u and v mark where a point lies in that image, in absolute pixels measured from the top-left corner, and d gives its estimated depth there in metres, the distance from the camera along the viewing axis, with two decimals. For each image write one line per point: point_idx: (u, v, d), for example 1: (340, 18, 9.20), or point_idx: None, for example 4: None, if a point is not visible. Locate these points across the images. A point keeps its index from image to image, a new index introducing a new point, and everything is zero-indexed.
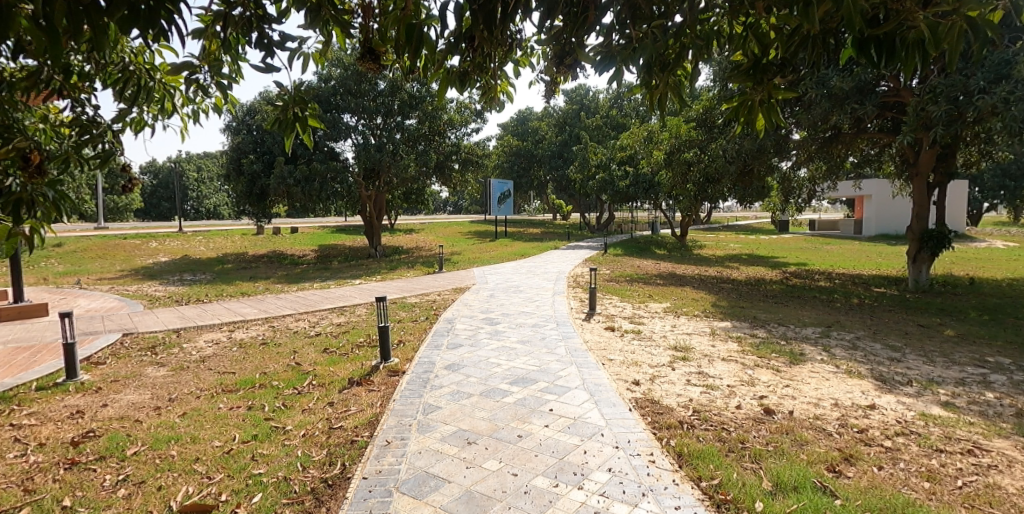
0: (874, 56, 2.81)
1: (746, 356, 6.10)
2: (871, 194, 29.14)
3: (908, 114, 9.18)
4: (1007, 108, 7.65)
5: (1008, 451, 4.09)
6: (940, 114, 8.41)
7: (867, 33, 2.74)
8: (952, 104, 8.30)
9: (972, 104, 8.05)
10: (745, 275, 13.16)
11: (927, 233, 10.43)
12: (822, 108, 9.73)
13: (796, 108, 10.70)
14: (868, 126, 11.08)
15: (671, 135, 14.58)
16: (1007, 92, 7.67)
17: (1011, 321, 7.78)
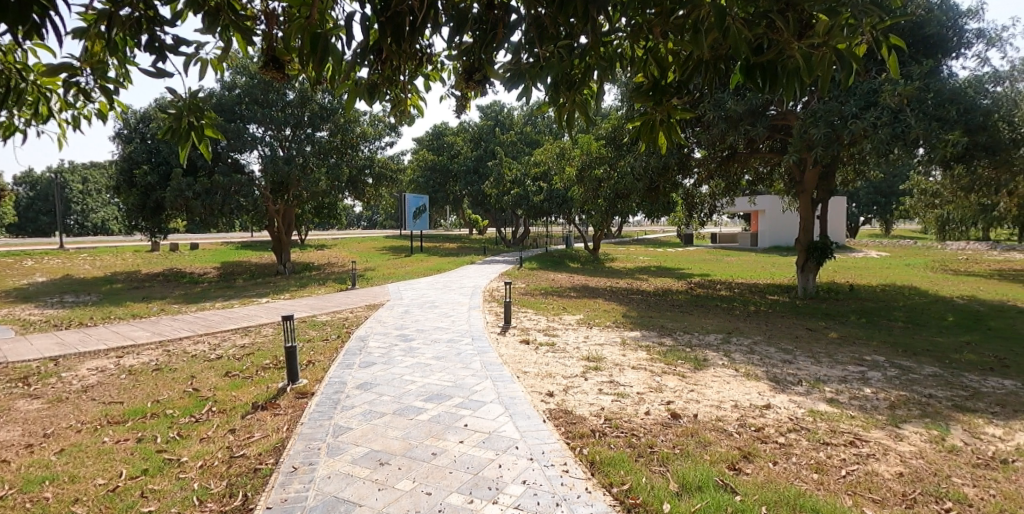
0: (760, 81, 3.19)
1: (654, 364, 6.34)
2: (765, 210, 31.65)
3: (792, 137, 10.02)
4: (875, 132, 8.56)
5: (884, 440, 4.52)
6: (821, 137, 9.20)
7: (754, 60, 3.13)
8: (830, 128, 9.13)
9: (847, 127, 8.90)
10: (653, 286, 13.82)
11: (812, 244, 11.38)
12: (719, 129, 10.39)
13: (696, 129, 11.38)
14: (759, 147, 11.99)
15: (581, 153, 15.06)
16: (875, 118, 8.57)
17: (885, 323, 8.65)
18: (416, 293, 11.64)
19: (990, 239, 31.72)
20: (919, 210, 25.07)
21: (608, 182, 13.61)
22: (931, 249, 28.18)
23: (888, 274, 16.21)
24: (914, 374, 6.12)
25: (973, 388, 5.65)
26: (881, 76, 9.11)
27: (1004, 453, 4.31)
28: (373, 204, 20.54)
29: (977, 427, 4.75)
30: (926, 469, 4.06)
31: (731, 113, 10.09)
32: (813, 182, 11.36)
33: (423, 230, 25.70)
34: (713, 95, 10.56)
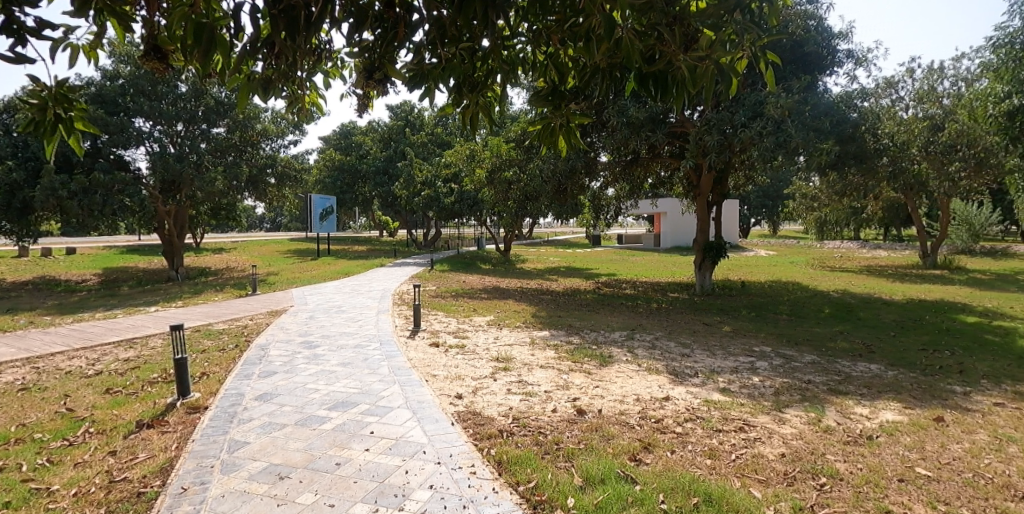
0: (652, 90, 3.43)
1: (562, 362, 6.51)
2: (666, 212, 33.49)
3: (689, 144, 10.63)
4: (761, 140, 9.28)
5: (769, 424, 4.90)
6: (713, 144, 9.86)
7: (646, 69, 3.33)
8: (722, 136, 9.80)
9: (737, 135, 9.60)
10: (562, 286, 14.19)
11: (708, 244, 12.13)
12: (622, 135, 10.83)
13: (602, 133, 11.81)
14: (660, 152, 12.65)
15: (492, 155, 15.16)
16: (761, 128, 9.29)
17: (771, 316, 9.40)
18: (322, 298, 11.22)
19: (858, 238, 35.51)
20: (800, 212, 27.50)
21: (518, 183, 13.81)
22: (810, 248, 31.06)
23: (773, 271, 17.65)
24: (795, 362, 6.69)
25: (843, 373, 6.26)
26: (766, 89, 9.89)
27: (869, 429, 4.80)
28: (277, 205, 19.73)
29: (847, 408, 5.27)
30: (805, 448, 4.44)
31: (633, 120, 10.56)
32: (708, 186, 12.13)
33: (331, 232, 24.86)
34: (617, 102, 11.01)
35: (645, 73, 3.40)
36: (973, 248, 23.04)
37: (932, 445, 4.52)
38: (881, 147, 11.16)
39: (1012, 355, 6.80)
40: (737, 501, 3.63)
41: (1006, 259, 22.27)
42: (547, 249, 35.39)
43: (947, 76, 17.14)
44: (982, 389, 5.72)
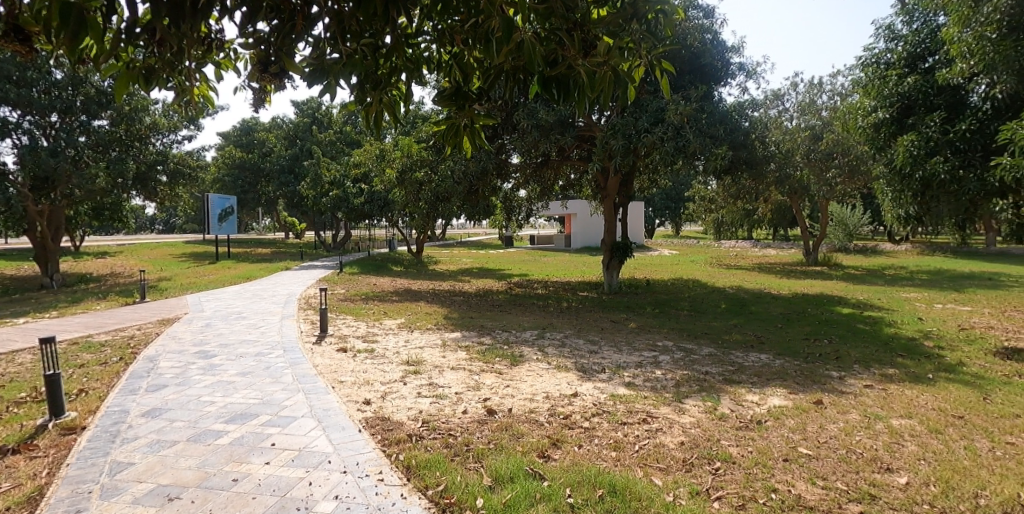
0: (556, 94, 3.43)
1: (473, 363, 6.54)
2: (576, 213, 34.58)
3: (595, 147, 10.99)
4: (662, 144, 9.79)
5: (670, 414, 5.17)
6: (618, 148, 10.27)
7: (549, 72, 3.36)
8: (627, 140, 10.24)
9: (639, 140, 10.06)
10: (474, 287, 14.26)
11: (615, 244, 12.62)
12: (532, 137, 11.03)
13: (513, 135, 11.98)
14: (570, 155, 13.02)
15: (402, 155, 14.92)
16: (662, 133, 9.80)
17: (674, 312, 9.94)
18: (220, 304, 10.58)
19: (751, 237, 38.44)
20: (699, 214, 29.30)
21: (429, 184, 13.70)
22: (708, 247, 33.23)
23: (676, 270, 18.68)
24: (694, 355, 7.11)
25: (736, 363, 6.74)
26: (667, 96, 10.43)
27: (758, 414, 5.18)
28: (169, 204, 18.47)
29: (740, 395, 5.66)
30: (701, 436, 4.72)
31: (543, 123, 10.78)
32: (615, 188, 12.61)
33: (231, 233, 23.51)
34: (528, 105, 11.21)
35: (549, 76, 3.48)
36: (847, 246, 25.61)
37: (812, 426, 4.95)
38: (768, 154, 12.11)
39: (877, 341, 7.62)
40: (639, 490, 3.80)
41: (874, 255, 24.95)
42: (462, 250, 35.44)
43: (825, 91, 18.89)
44: (855, 374, 6.35)
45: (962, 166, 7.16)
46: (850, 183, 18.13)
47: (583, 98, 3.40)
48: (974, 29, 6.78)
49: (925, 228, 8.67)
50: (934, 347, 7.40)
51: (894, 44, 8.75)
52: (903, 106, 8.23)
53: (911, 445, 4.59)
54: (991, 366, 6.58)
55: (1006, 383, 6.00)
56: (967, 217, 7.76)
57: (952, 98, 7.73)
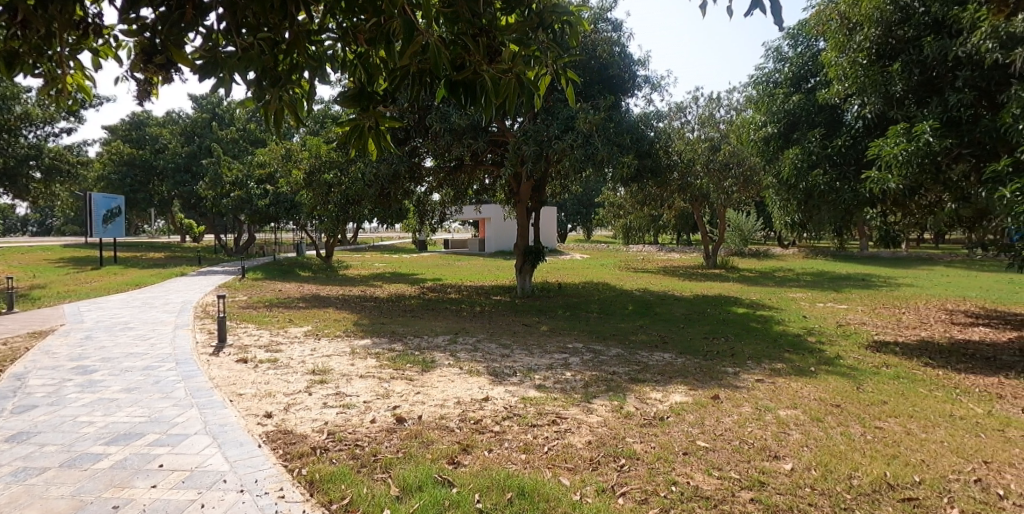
0: (462, 97, 3.51)
1: (383, 370, 6.41)
2: (489, 217, 34.97)
3: (508, 152, 11.11)
4: (572, 151, 10.10)
5: (579, 415, 5.31)
6: (530, 154, 10.46)
7: (455, 77, 3.43)
8: (538, 146, 10.46)
9: (550, 146, 10.31)
10: (387, 292, 13.99)
11: (528, 249, 12.85)
12: (445, 140, 11.00)
13: (427, 139, 11.92)
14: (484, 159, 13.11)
15: (310, 155, 14.37)
16: (572, 141, 10.11)
17: (583, 314, 10.26)
18: (102, 314, 9.69)
19: (657, 241, 40.54)
20: (609, 219, 30.46)
21: (338, 186, 13.29)
22: (617, 252, 34.65)
23: (587, 273, 19.29)
24: (602, 355, 7.36)
25: (642, 362, 7.04)
26: (577, 105, 10.77)
27: (661, 411, 5.44)
28: (43, 204, 16.67)
29: (645, 393, 5.92)
30: (608, 434, 4.88)
31: (456, 126, 10.78)
32: (528, 193, 12.83)
33: (118, 236, 21.60)
34: (441, 108, 11.18)
35: (455, 81, 3.46)
36: (742, 250, 27.58)
37: (710, 419, 5.25)
38: (671, 163, 12.81)
39: (767, 338, 8.26)
40: (547, 491, 3.87)
41: (765, 259, 27.12)
42: (375, 254, 34.71)
43: (722, 105, 20.29)
44: (748, 369, 6.83)
45: (838, 178, 7.86)
46: (745, 192, 19.57)
47: (489, 104, 3.41)
48: (848, 54, 7.57)
49: (808, 234, 9.44)
50: (816, 342, 8.12)
51: (781, 65, 9.60)
52: (789, 122, 8.99)
53: (796, 433, 5.00)
54: (863, 358, 7.32)
55: (875, 373, 6.69)
56: (844, 224, 8.40)
57: (830, 116, 8.51)
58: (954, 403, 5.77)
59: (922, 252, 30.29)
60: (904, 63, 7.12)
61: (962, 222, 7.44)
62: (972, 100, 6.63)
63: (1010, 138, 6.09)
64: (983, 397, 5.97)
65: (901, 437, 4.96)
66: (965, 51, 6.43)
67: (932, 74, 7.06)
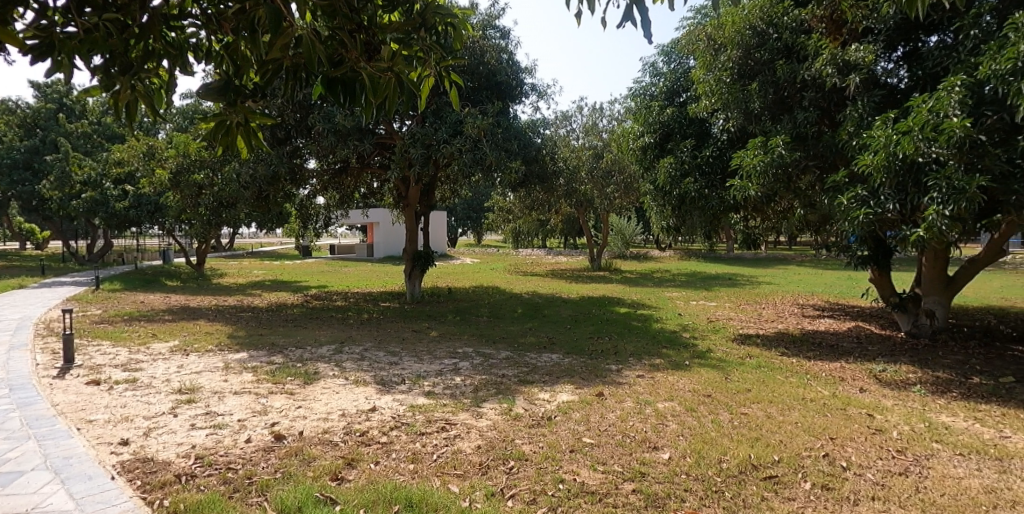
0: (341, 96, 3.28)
1: (260, 385, 5.97)
2: (378, 222, 34.18)
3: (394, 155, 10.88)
4: (460, 156, 10.09)
5: (468, 420, 5.27)
6: (417, 157, 10.31)
7: (332, 74, 3.20)
8: (426, 150, 10.36)
9: (438, 150, 10.23)
10: (267, 301, 13.13)
11: (417, 254, 12.69)
12: (328, 141, 10.54)
13: (309, 140, 11.43)
14: (371, 162, 12.75)
15: (177, 154, 13.14)
16: (460, 145, 10.12)
17: (474, 318, 10.28)
18: None
19: (545, 245, 41.81)
20: (498, 224, 30.89)
21: (209, 187, 12.26)
22: (507, 256, 35.25)
23: (477, 278, 19.37)
24: (492, 359, 7.40)
25: (531, 364, 7.17)
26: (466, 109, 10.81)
27: (549, 411, 5.55)
28: None
29: (533, 395, 6.02)
30: (497, 437, 4.89)
31: (340, 127, 10.36)
32: (416, 197, 12.64)
33: None
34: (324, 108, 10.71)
35: (332, 78, 3.25)
36: (624, 253, 29.20)
37: (595, 416, 5.45)
38: (557, 169, 13.24)
39: (646, 336, 8.76)
40: (436, 500, 3.78)
41: (644, 261, 28.95)
42: (254, 260, 32.51)
43: (605, 115, 21.36)
44: (629, 365, 7.18)
45: (707, 186, 8.55)
46: (626, 197, 20.72)
47: (369, 104, 3.25)
48: (714, 72, 8.24)
49: (682, 237, 10.15)
50: (689, 337, 8.73)
51: (656, 80, 10.31)
52: (663, 133, 9.62)
53: (672, 424, 5.32)
54: (729, 350, 7.98)
55: (740, 363, 7.32)
56: (713, 228, 9.24)
57: (699, 129, 9.25)
58: (804, 388, 6.46)
59: (776, 253, 33.88)
60: (761, 83, 7.84)
61: (808, 227, 8.35)
62: (816, 118, 7.43)
63: (846, 152, 6.92)
64: (828, 380, 6.75)
65: (762, 421, 5.45)
66: (810, 75, 7.23)
67: (783, 94, 7.82)
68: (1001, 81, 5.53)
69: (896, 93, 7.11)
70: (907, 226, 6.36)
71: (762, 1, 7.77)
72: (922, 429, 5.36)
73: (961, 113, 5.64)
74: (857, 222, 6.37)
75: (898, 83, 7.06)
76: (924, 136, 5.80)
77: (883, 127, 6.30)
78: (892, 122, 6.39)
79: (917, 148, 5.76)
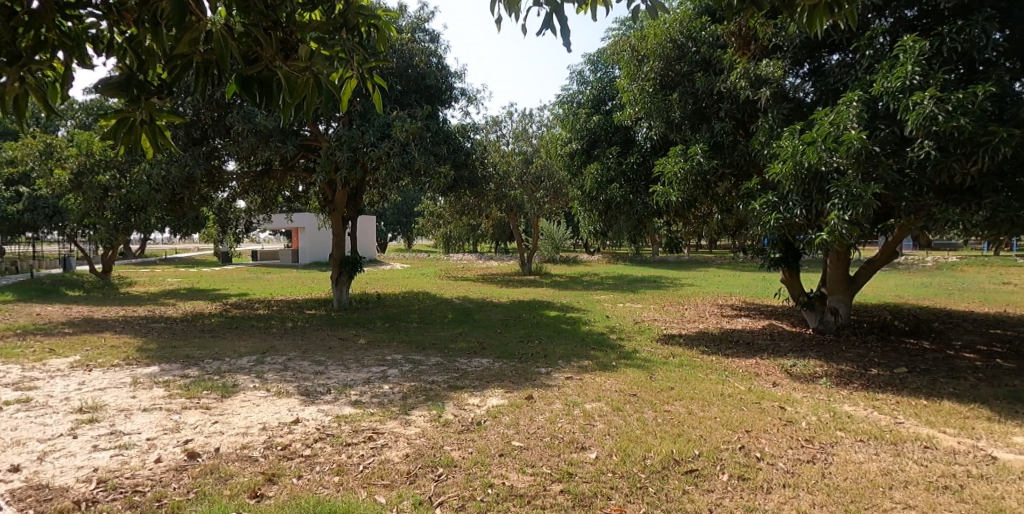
0: (257, 95, 3.11)
1: (172, 401, 5.62)
2: (303, 226, 33.05)
3: (320, 158, 10.58)
4: (388, 160, 9.93)
5: (396, 428, 5.18)
6: (344, 160, 10.06)
7: (246, 71, 3.04)
8: (353, 153, 10.13)
9: (366, 154, 10.02)
10: (181, 311, 12.39)
11: (344, 259, 12.39)
12: (248, 142, 10.09)
13: (228, 140, 10.93)
14: (295, 165, 12.33)
15: (80, 153, 12.18)
16: (388, 149, 9.96)
17: (404, 325, 10.13)
18: None
19: (477, 250, 41.86)
20: (428, 229, 30.63)
21: (117, 190, 11.44)
22: (438, 261, 34.98)
23: (408, 283, 19.09)
24: (422, 365, 7.32)
25: (461, 369, 7.14)
26: (394, 112, 10.67)
27: (479, 415, 5.56)
28: None
29: (463, 400, 6.00)
30: (426, 444, 4.83)
31: (261, 128, 9.94)
32: (344, 202, 12.33)
33: None
34: (245, 107, 10.27)
35: (247, 76, 3.09)
36: (554, 257, 29.69)
37: (524, 419, 5.50)
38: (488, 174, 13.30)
39: (576, 338, 8.94)
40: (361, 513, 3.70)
41: (574, 265, 29.56)
42: (169, 268, 30.59)
43: (535, 121, 21.68)
44: (558, 368, 7.31)
45: (631, 192, 8.86)
46: (555, 203, 21.11)
47: (286, 105, 3.14)
48: (638, 82, 8.56)
49: (609, 241, 10.45)
50: (617, 339, 8.98)
51: (583, 88, 10.58)
52: (590, 139, 9.88)
53: (600, 424, 5.45)
54: (654, 350, 8.28)
55: (664, 362, 7.60)
56: (638, 232, 9.57)
57: (624, 136, 9.57)
58: (723, 384, 6.79)
59: (697, 256, 35.51)
60: (681, 94, 8.21)
61: (726, 231, 8.80)
62: (732, 129, 7.88)
63: (759, 160, 7.38)
64: (745, 376, 7.13)
65: (684, 417, 5.68)
66: (726, 87, 7.65)
67: (702, 104, 8.19)
68: (893, 97, 6.06)
69: (802, 106, 7.53)
70: (813, 230, 6.83)
71: (681, 16, 8.15)
72: (828, 419, 5.76)
73: (859, 126, 6.12)
74: (769, 226, 6.81)
75: (805, 97, 7.53)
76: (826, 147, 6.25)
77: (790, 138, 6.76)
78: (799, 133, 6.85)
79: (820, 158, 6.21)
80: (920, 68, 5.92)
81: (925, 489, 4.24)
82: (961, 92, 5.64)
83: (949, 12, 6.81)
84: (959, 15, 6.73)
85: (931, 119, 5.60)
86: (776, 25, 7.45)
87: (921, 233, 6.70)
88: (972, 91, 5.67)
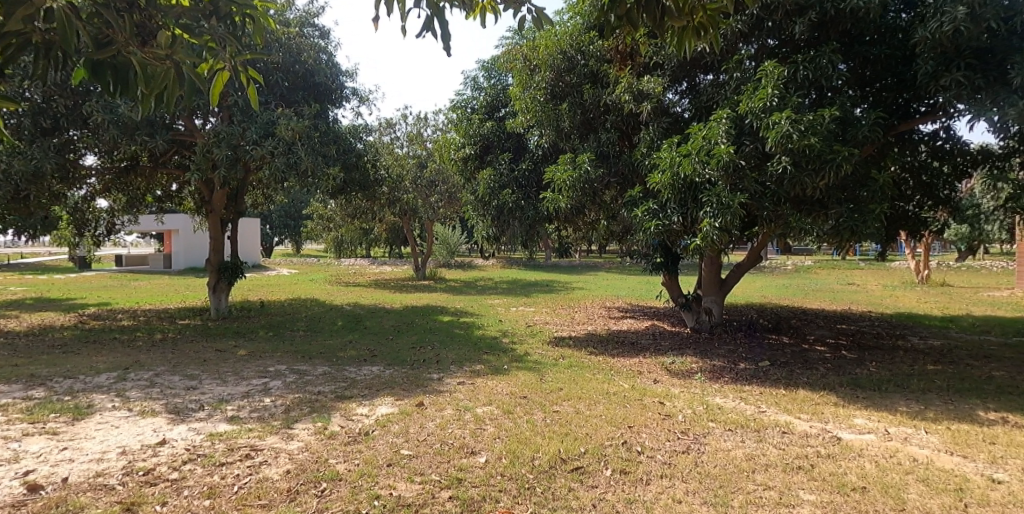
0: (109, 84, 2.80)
1: (11, 427, 4.97)
2: (177, 228, 30.56)
3: (195, 155, 9.88)
4: (273, 159, 9.44)
5: (277, 444, 4.93)
6: (223, 157, 9.41)
7: (94, 57, 2.73)
8: (234, 151, 9.54)
9: (248, 153, 9.44)
10: (27, 324, 10.96)
11: (223, 265, 11.59)
12: (109, 135, 9.11)
13: (85, 131, 9.86)
14: (167, 161, 11.37)
15: None
16: (273, 148, 9.45)
17: (289, 333, 9.66)
18: None
19: (372, 255, 40.84)
20: (318, 233, 29.35)
21: None
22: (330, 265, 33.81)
23: (294, 290, 18.18)
24: (307, 376, 7.02)
25: (349, 379, 6.93)
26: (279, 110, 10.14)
27: (367, 426, 5.42)
28: None
29: (351, 410, 5.82)
30: (309, 459, 4.63)
31: (125, 119, 9.05)
32: (222, 203, 11.57)
33: None
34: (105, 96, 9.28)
35: (96, 62, 2.77)
36: (450, 262, 29.70)
37: (414, 426, 5.44)
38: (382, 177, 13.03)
39: (469, 343, 8.98)
40: None
41: (470, 268, 29.78)
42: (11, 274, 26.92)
43: (430, 125, 21.55)
44: (450, 373, 7.31)
45: (523, 198, 9.13)
46: (450, 207, 21.11)
47: (142, 97, 2.85)
48: (530, 91, 8.79)
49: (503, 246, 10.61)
50: (509, 343, 9.14)
51: (477, 93, 10.61)
52: (483, 145, 10.00)
53: (490, 427, 5.52)
54: (544, 353, 8.52)
55: (554, 364, 7.85)
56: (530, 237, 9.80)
57: (516, 143, 9.84)
58: (609, 383, 7.13)
59: (589, 261, 37.06)
60: (571, 104, 8.56)
61: (612, 237, 9.25)
62: (616, 140, 8.33)
63: (641, 170, 7.85)
64: (629, 374, 7.54)
65: (571, 416, 5.90)
66: (612, 100, 8.05)
67: (589, 115, 8.56)
68: (756, 116, 6.66)
69: (681, 120, 8.15)
70: (689, 236, 7.38)
71: (571, 29, 8.45)
72: (701, 411, 6.23)
73: (727, 141, 6.67)
74: (650, 232, 7.27)
75: (682, 113, 8.18)
76: (700, 159, 6.77)
77: (669, 149, 7.26)
78: (676, 146, 7.37)
79: (694, 169, 6.74)
80: (778, 90, 6.56)
81: (782, 470, 4.71)
82: (811, 114, 6.30)
83: (803, 43, 7.61)
84: (811, 45, 7.53)
85: (787, 137, 6.21)
86: (655, 44, 7.95)
87: (780, 240, 7.44)
88: (821, 114, 6.37)
